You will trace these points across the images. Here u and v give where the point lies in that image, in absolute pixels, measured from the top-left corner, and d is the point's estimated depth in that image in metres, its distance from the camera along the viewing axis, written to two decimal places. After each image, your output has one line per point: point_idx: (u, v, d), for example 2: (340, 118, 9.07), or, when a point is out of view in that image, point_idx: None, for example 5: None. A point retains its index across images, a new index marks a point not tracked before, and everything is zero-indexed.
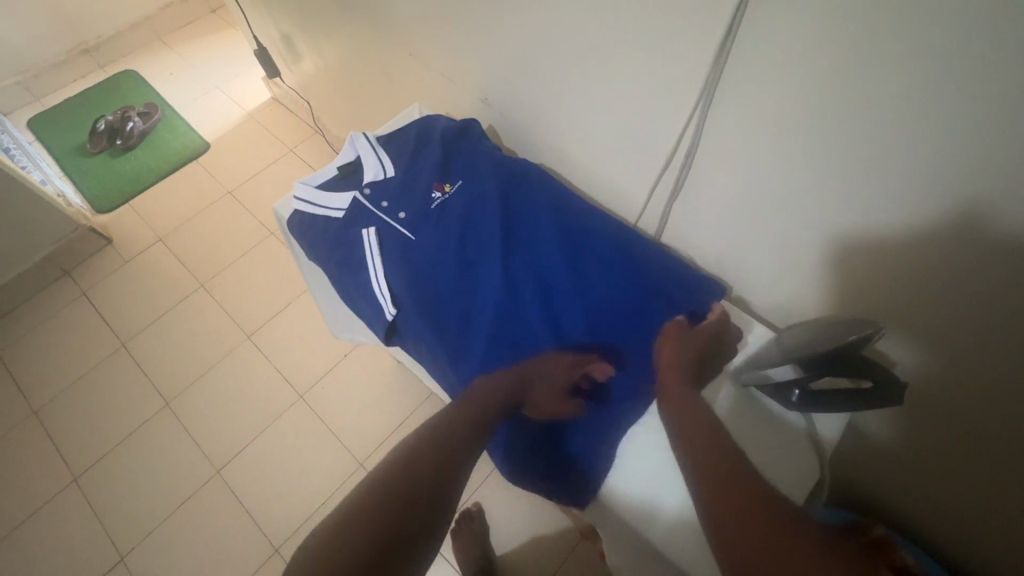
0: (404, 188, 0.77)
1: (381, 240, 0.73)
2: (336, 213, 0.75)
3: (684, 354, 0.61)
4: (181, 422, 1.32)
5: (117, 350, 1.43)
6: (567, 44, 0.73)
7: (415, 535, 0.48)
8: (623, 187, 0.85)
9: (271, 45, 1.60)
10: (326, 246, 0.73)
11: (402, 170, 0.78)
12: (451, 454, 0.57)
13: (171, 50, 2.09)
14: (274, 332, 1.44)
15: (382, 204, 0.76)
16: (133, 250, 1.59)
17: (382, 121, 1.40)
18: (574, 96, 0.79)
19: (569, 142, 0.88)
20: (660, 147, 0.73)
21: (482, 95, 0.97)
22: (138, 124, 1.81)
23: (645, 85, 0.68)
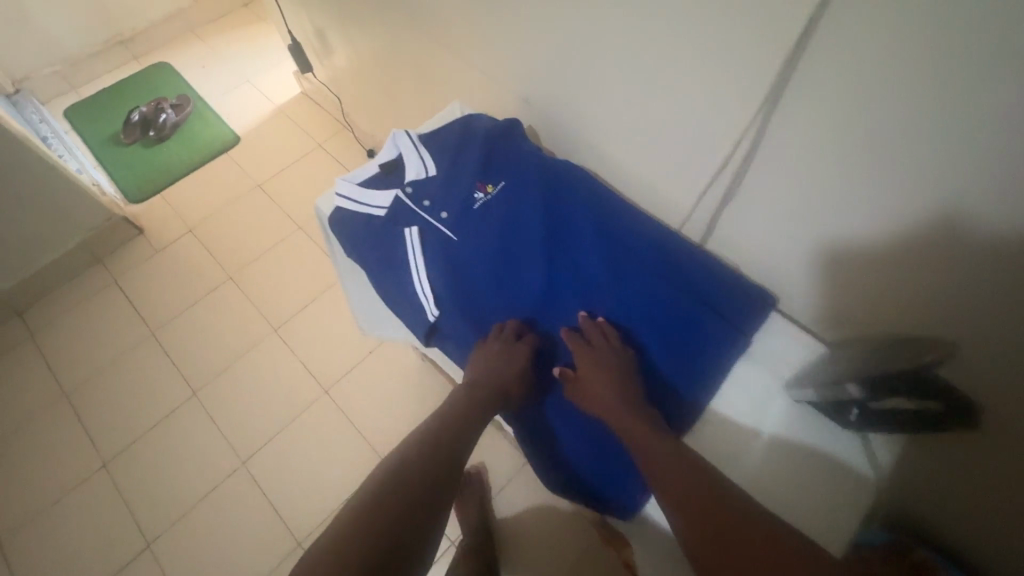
0: (446, 186, 0.76)
1: (423, 239, 0.72)
2: (379, 210, 0.74)
3: (584, 371, 0.63)
4: (207, 412, 1.34)
5: (146, 338, 1.44)
6: (614, 49, 0.72)
7: (417, 544, 0.48)
8: (664, 194, 0.83)
9: (306, 41, 1.61)
10: (367, 244, 0.73)
11: (445, 169, 0.77)
12: (453, 457, 0.59)
13: (203, 42, 2.10)
14: (300, 327, 1.44)
15: (424, 203, 0.75)
16: (163, 241, 1.61)
17: (414, 119, 1.40)
18: (619, 101, 0.78)
19: (611, 146, 0.86)
20: (707, 155, 0.71)
21: (521, 95, 0.96)
22: (171, 116, 1.83)
23: (694, 93, 0.66)
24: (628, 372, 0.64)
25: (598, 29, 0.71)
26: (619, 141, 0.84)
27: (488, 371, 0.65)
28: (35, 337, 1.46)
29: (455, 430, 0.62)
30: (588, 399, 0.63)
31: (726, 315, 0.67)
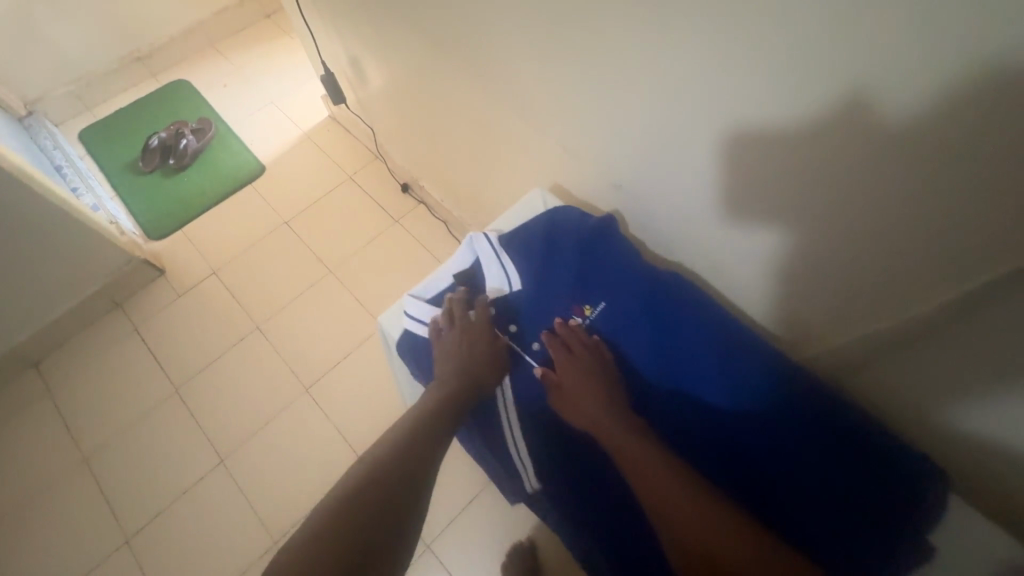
0: (538, 305, 0.79)
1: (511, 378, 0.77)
2: None
3: (565, 376, 0.72)
4: (236, 481, 1.24)
5: (171, 395, 1.35)
6: (768, 154, 0.58)
7: (395, 539, 0.54)
8: (807, 318, 0.70)
9: (338, 68, 1.48)
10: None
11: (530, 285, 0.79)
12: (422, 449, 0.65)
13: (223, 58, 1.98)
14: (334, 385, 1.34)
15: (510, 327, 0.80)
16: (186, 283, 1.51)
17: (460, 164, 1.28)
18: (758, 217, 0.65)
19: (738, 254, 0.73)
20: (873, 295, 0.60)
21: (611, 178, 0.83)
22: (192, 141, 1.72)
23: (890, 228, 0.53)
24: (602, 370, 0.72)
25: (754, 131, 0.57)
26: (740, 256, 0.73)
27: (461, 360, 0.73)
28: (54, 391, 1.37)
29: (433, 415, 0.69)
30: (568, 398, 0.71)
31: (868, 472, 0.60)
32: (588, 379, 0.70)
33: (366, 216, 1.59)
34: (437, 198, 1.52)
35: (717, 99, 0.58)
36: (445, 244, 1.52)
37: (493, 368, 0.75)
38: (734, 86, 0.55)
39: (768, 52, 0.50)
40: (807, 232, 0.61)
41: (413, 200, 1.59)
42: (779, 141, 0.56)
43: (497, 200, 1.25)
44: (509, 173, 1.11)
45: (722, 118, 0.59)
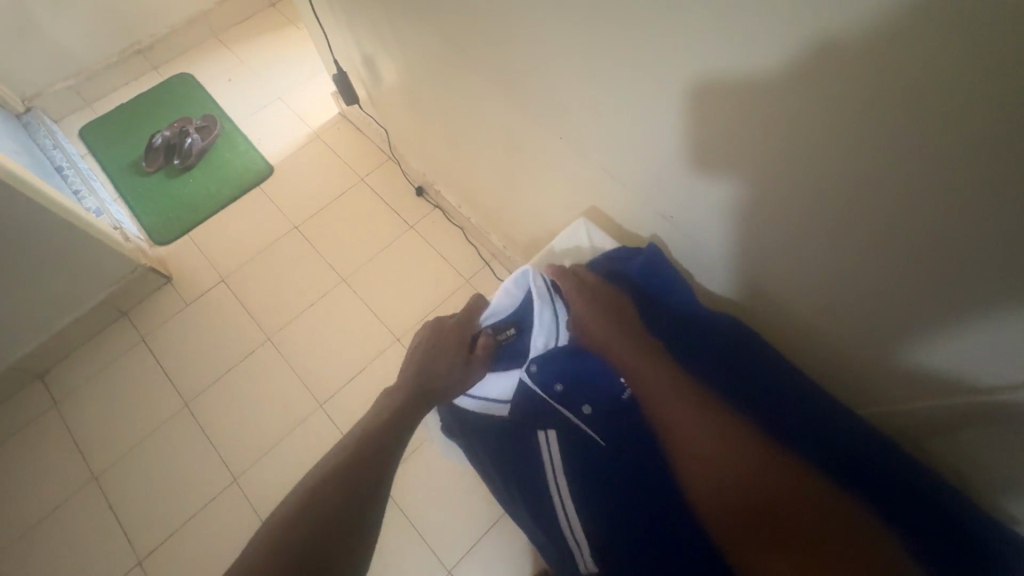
0: (580, 364, 0.75)
1: (561, 445, 0.73)
2: (503, 405, 0.78)
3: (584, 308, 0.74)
4: (250, 501, 1.21)
5: (181, 410, 1.31)
6: (853, 220, 0.52)
7: (373, 480, 0.59)
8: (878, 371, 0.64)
9: (350, 66, 1.41)
10: (503, 448, 0.76)
11: (573, 339, 0.78)
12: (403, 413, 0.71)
13: (228, 50, 1.90)
14: (349, 402, 1.29)
15: (556, 386, 0.75)
16: (193, 292, 1.46)
17: (482, 172, 1.21)
18: (832, 280, 0.60)
19: (807, 308, 0.66)
20: (977, 371, 0.53)
21: (660, 212, 0.76)
22: (197, 140, 1.66)
23: (1000, 307, 0.47)
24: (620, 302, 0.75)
25: (838, 194, 0.51)
26: (807, 311, 0.67)
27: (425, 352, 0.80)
28: (61, 404, 1.33)
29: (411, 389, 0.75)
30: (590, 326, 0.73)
31: (941, 529, 0.53)
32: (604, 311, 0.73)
33: (380, 221, 1.52)
34: (454, 203, 1.45)
35: (798, 151, 0.51)
36: (462, 252, 1.45)
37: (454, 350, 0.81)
38: (817, 139, 0.48)
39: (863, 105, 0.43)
40: (892, 300, 0.55)
41: (428, 205, 1.53)
42: (869, 210, 0.50)
43: (521, 212, 1.18)
44: (536, 188, 1.05)
45: (804, 173, 0.52)
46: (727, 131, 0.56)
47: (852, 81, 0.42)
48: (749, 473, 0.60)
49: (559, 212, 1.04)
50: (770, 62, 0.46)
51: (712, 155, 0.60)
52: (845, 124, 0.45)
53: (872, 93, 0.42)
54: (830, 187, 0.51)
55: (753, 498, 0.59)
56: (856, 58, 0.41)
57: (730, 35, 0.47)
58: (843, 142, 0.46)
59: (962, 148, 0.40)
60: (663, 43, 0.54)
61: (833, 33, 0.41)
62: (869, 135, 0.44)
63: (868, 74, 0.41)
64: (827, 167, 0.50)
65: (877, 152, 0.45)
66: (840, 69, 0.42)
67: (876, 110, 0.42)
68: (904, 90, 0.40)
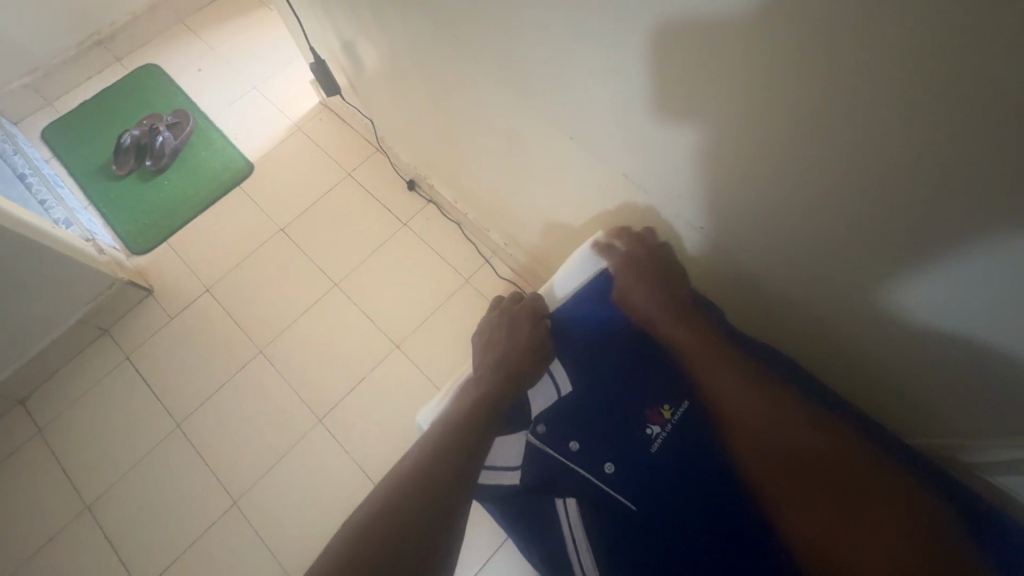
0: (591, 420, 0.72)
1: (581, 511, 0.68)
2: (511, 474, 0.71)
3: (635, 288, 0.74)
4: (253, 524, 1.16)
5: (173, 431, 1.25)
6: (927, 229, 0.47)
7: (441, 499, 0.57)
8: (936, 375, 0.61)
9: (328, 53, 1.29)
10: (517, 516, 0.70)
11: (589, 387, 0.73)
12: (482, 419, 0.68)
13: (195, 36, 1.76)
14: (350, 415, 1.23)
15: (570, 444, 0.71)
16: (177, 303, 1.37)
17: (478, 167, 1.12)
18: (895, 290, 0.55)
19: (862, 321, 0.62)
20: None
21: (691, 223, 0.71)
22: (169, 139, 1.55)
23: None
24: (670, 272, 0.73)
25: (924, 201, 0.45)
26: (863, 326, 0.63)
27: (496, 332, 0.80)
28: (46, 430, 1.26)
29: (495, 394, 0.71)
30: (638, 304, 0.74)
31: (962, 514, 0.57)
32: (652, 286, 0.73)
33: (371, 220, 1.43)
34: (450, 198, 1.36)
35: (861, 149, 0.46)
36: (460, 250, 1.37)
37: (520, 329, 0.78)
38: (886, 138, 0.43)
39: (949, 101, 0.38)
40: (967, 318, 0.52)
41: (422, 199, 1.43)
42: (943, 214, 0.45)
43: (523, 209, 1.10)
44: (539, 186, 0.96)
45: (869, 172, 0.47)
46: (775, 128, 0.50)
47: (946, 85, 0.37)
48: (804, 444, 0.62)
49: (564, 212, 0.96)
50: (842, 62, 0.41)
51: (762, 159, 0.54)
52: (934, 130, 0.40)
53: (969, 99, 0.37)
54: (900, 195, 0.46)
55: (803, 467, 0.61)
56: (954, 61, 0.35)
57: (794, 29, 0.41)
58: (936, 146, 0.41)
59: None
60: (702, 42, 0.48)
61: (919, 28, 0.35)
62: (959, 142, 0.40)
63: (954, 69, 0.36)
64: (902, 175, 0.45)
65: (960, 152, 0.40)
66: (921, 63, 0.37)
67: (971, 116, 0.38)
68: (1004, 89, 0.35)
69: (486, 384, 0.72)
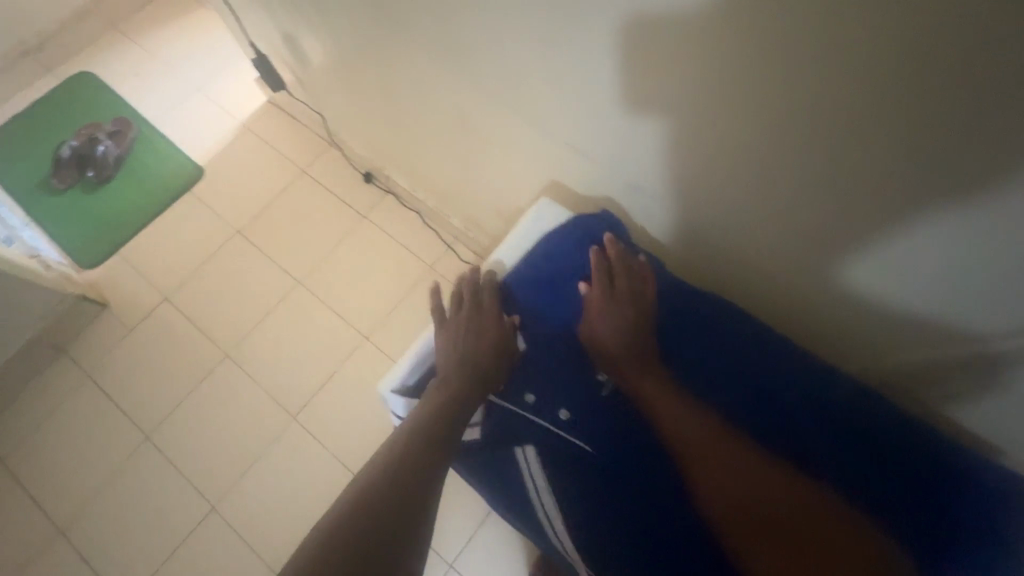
0: (545, 372, 0.74)
1: (541, 459, 0.70)
2: (473, 429, 0.72)
3: (595, 309, 0.74)
4: (235, 527, 1.15)
5: (142, 443, 1.22)
6: (832, 164, 0.52)
7: (416, 510, 0.55)
8: (851, 300, 0.66)
9: (271, 48, 1.28)
10: (480, 470, 0.72)
11: (541, 342, 0.76)
12: (453, 423, 0.66)
13: (129, 41, 1.70)
14: (323, 410, 1.23)
15: (527, 397, 0.73)
16: (135, 315, 1.34)
17: (431, 152, 1.13)
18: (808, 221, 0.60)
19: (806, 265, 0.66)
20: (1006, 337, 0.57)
21: (628, 181, 0.74)
22: (111, 148, 1.51)
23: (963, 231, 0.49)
24: (631, 289, 0.74)
25: (827, 136, 0.50)
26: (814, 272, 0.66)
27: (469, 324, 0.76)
28: (7, 456, 1.22)
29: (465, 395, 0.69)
30: (597, 325, 0.73)
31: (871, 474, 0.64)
32: (615, 306, 0.73)
33: (329, 215, 1.42)
34: (408, 187, 1.36)
35: (769, 92, 0.49)
36: (422, 238, 1.38)
37: (493, 325, 0.75)
38: (789, 79, 0.47)
39: (836, 38, 0.42)
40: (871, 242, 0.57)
41: (379, 191, 1.43)
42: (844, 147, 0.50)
43: (478, 190, 1.12)
44: (489, 164, 0.98)
45: (779, 114, 0.51)
46: (694, 80, 0.53)
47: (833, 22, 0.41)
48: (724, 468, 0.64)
49: (516, 188, 0.98)
50: (744, 9, 0.44)
51: (692, 114, 0.57)
52: (828, 68, 0.44)
53: (853, 35, 0.41)
54: (807, 132, 0.51)
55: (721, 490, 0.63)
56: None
57: None
58: (835, 81, 0.45)
59: (939, 73, 0.39)
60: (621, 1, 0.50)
61: None
62: (849, 76, 0.44)
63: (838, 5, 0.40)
64: (807, 112, 0.49)
65: (852, 85, 0.44)
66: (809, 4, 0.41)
67: (857, 50, 0.42)
68: (880, 22, 0.39)
69: (455, 382, 0.70)
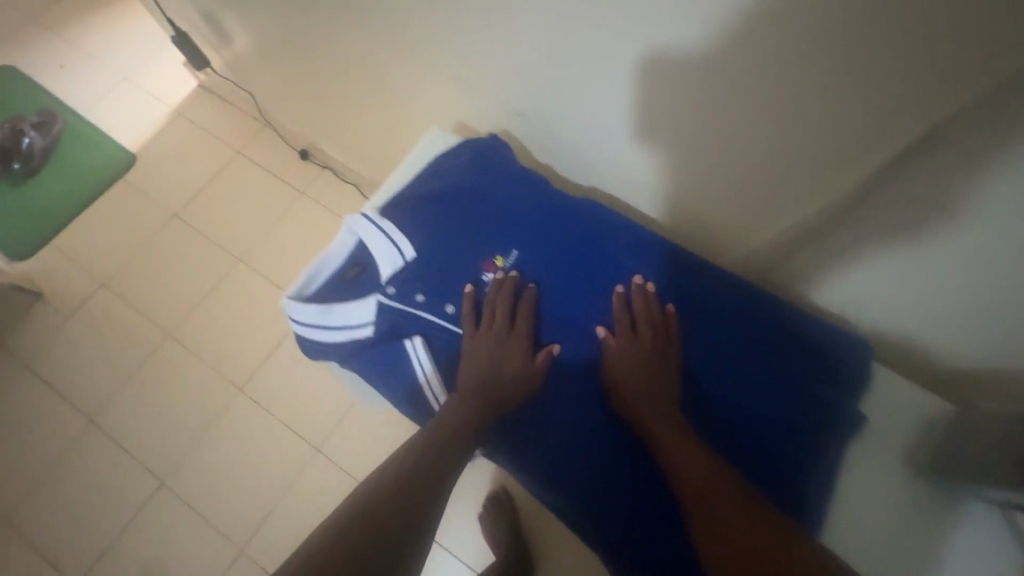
0: (435, 269, 0.64)
1: (429, 356, 0.61)
2: (361, 328, 0.62)
3: (624, 351, 0.59)
4: (185, 501, 1.16)
5: (85, 428, 1.22)
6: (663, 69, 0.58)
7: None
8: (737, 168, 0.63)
9: (192, 27, 1.28)
10: (365, 367, 0.63)
11: (434, 237, 0.65)
12: (429, 481, 0.51)
13: (51, 33, 1.67)
14: (269, 381, 1.25)
15: (416, 297, 0.63)
16: (71, 303, 1.33)
17: (356, 119, 1.16)
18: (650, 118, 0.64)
19: (832, 211, 0.60)
20: (877, 255, 0.60)
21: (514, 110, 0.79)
22: (36, 139, 1.49)
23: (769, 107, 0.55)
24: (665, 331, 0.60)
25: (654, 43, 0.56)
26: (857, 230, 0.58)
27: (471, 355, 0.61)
28: None
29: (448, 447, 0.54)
30: (621, 371, 0.59)
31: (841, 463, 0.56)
32: (646, 344, 0.59)
33: (267, 194, 1.43)
34: (342, 159, 1.39)
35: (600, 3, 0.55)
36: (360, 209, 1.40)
37: (499, 360, 0.60)
38: None
39: None
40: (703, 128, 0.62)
41: (316, 167, 1.45)
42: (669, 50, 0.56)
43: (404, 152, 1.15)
44: (407, 120, 1.02)
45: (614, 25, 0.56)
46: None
47: None
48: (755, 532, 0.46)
49: None
50: None
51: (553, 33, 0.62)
52: None
53: None
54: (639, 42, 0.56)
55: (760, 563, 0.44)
56: None
57: None
58: None
59: None
60: None
61: None
62: None
63: None
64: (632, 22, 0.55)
65: None
66: None
67: None
68: None
69: (441, 430, 0.56)
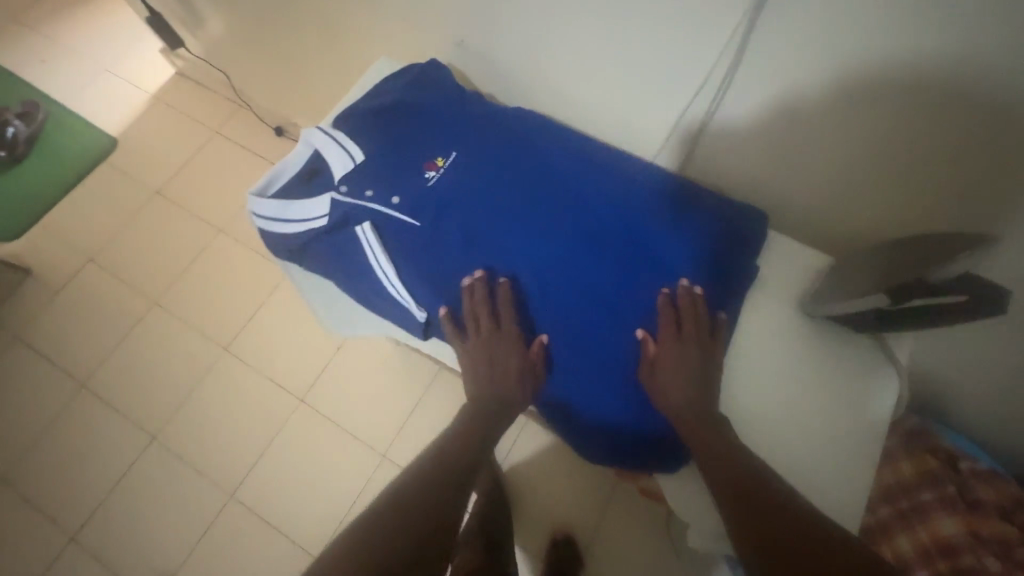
0: (382, 168, 0.72)
1: (379, 238, 0.69)
2: (319, 220, 0.70)
3: (663, 357, 0.61)
4: (176, 453, 1.22)
5: (77, 392, 1.27)
6: None
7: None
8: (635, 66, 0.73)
9: (166, 9, 1.36)
10: (325, 256, 0.71)
11: (380, 144, 0.73)
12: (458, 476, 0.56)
13: (32, 32, 1.74)
14: (253, 339, 1.31)
15: (366, 193, 0.71)
16: (60, 278, 1.39)
17: (323, 84, 1.23)
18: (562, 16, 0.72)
19: (717, 78, 0.68)
20: (758, 109, 0.68)
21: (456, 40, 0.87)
22: (20, 128, 1.53)
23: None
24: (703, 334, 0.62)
25: None
26: None
27: (492, 353, 0.65)
28: None
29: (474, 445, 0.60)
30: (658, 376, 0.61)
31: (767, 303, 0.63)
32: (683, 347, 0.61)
33: (245, 168, 1.50)
34: None
35: None
36: None
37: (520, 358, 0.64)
38: None
39: None
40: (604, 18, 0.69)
41: (291, 142, 1.52)
42: None
43: None
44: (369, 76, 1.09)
45: None
46: None
47: None
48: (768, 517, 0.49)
49: None
50: None
51: None
52: None
53: None
54: None
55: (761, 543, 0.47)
56: None
57: None
58: None
59: None
60: None
61: None
62: None
63: None
64: None
65: None
66: None
67: None
68: None
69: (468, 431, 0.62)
